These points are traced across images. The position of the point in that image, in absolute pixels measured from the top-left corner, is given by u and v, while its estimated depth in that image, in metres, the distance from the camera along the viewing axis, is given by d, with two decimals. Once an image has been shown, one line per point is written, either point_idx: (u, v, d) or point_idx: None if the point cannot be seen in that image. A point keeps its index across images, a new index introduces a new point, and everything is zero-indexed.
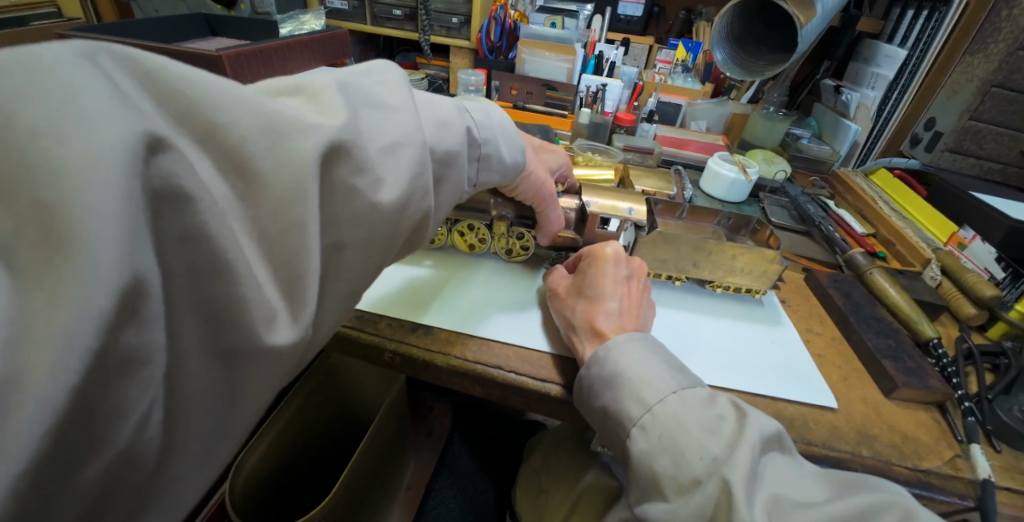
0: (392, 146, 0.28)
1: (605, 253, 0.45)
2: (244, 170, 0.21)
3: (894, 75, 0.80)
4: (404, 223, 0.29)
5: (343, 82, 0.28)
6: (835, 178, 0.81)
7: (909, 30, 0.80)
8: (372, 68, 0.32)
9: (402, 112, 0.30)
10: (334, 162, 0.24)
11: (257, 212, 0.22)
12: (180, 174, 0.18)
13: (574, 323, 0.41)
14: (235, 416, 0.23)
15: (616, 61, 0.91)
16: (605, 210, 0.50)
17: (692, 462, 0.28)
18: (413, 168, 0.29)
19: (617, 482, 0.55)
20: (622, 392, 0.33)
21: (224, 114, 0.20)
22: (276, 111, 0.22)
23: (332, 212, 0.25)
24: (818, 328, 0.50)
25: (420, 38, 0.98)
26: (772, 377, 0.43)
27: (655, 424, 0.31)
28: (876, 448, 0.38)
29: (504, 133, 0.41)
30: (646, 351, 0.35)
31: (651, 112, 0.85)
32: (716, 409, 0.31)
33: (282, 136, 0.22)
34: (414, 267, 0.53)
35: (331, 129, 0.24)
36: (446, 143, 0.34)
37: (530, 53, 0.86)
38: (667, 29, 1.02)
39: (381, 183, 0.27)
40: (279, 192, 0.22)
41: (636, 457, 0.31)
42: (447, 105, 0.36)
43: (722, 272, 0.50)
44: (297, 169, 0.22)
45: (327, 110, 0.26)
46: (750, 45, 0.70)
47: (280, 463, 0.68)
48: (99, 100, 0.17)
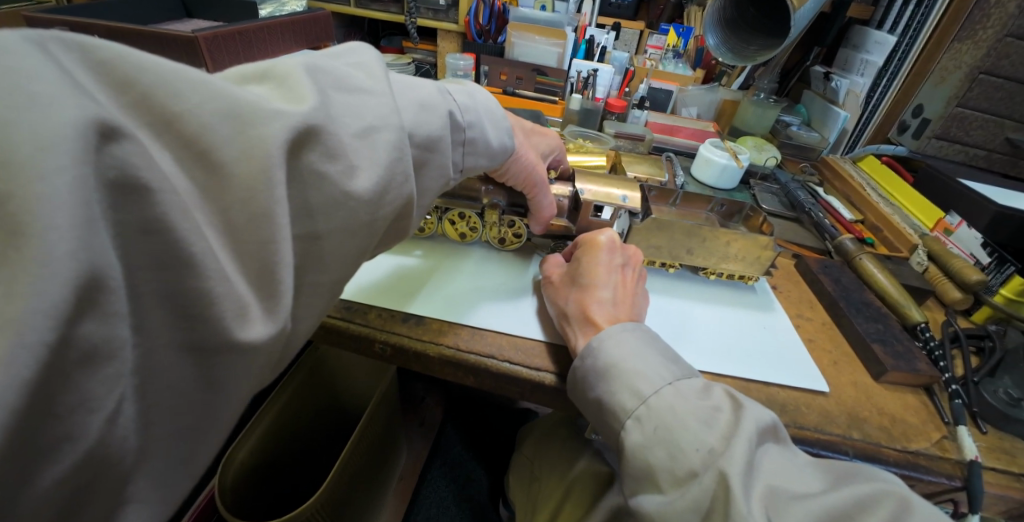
0: (367, 131, 0.26)
1: (599, 241, 0.44)
2: (208, 160, 0.19)
3: (884, 62, 0.81)
4: (382, 211, 0.28)
5: (312, 65, 0.26)
6: (824, 165, 0.81)
7: (899, 17, 0.80)
8: (343, 52, 0.30)
9: (377, 95, 0.28)
10: (304, 148, 0.23)
11: (223, 203, 0.20)
12: (140, 163, 0.17)
13: (568, 312, 0.40)
14: (213, 417, 0.22)
15: (607, 46, 0.89)
16: (599, 197, 0.49)
17: (688, 454, 0.28)
18: (391, 152, 0.27)
19: (608, 468, 0.56)
20: (615, 383, 0.32)
21: (182, 101, 0.19)
22: (238, 95, 0.20)
23: (309, 199, 0.24)
24: (808, 313, 0.50)
25: (406, 22, 0.95)
26: (766, 364, 0.43)
27: (650, 414, 0.30)
28: (866, 432, 0.38)
29: (488, 113, 0.40)
30: (640, 344, 0.34)
31: (642, 98, 0.84)
32: (711, 400, 0.31)
33: (245, 122, 0.20)
34: (402, 257, 0.51)
35: (298, 114, 0.22)
36: (427, 127, 0.32)
37: (520, 36, 0.84)
38: (659, 14, 1.01)
39: (355, 169, 0.25)
40: (245, 181, 0.20)
41: (631, 449, 0.30)
42: (429, 88, 0.34)
43: (716, 259, 0.50)
44: (261, 157, 0.20)
45: (294, 94, 0.24)
46: (742, 30, 0.68)
47: (269, 457, 0.67)
48: (45, 84, 0.15)
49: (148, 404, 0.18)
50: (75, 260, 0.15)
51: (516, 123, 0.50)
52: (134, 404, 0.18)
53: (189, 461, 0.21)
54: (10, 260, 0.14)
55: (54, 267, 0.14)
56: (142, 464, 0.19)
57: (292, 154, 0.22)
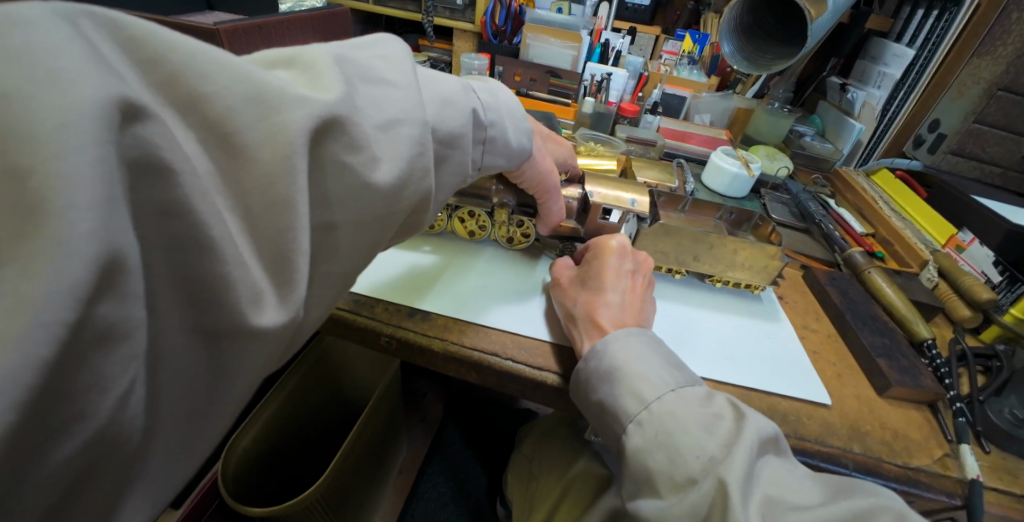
0: (389, 124, 0.27)
1: (610, 245, 0.44)
2: (230, 145, 0.20)
3: (901, 75, 0.79)
4: (400, 204, 0.28)
5: (340, 55, 0.27)
6: (836, 176, 0.80)
7: (918, 30, 0.79)
8: (370, 44, 0.31)
9: (402, 88, 0.29)
10: (326, 136, 0.23)
11: (242, 189, 0.21)
12: (160, 144, 0.17)
13: (575, 315, 0.40)
14: (223, 396, 0.23)
15: (622, 50, 0.90)
16: (608, 200, 0.50)
17: (688, 460, 0.28)
18: (412, 147, 0.28)
19: (606, 470, 0.56)
20: (620, 386, 0.33)
21: (209, 83, 0.19)
22: (266, 81, 0.21)
23: (327, 189, 0.24)
24: (814, 324, 0.50)
25: (423, 20, 0.96)
26: (769, 374, 0.43)
27: (653, 419, 0.31)
28: (867, 445, 0.38)
29: (509, 112, 0.41)
30: (645, 349, 0.35)
31: (655, 104, 0.84)
32: (713, 407, 0.31)
33: (269, 107, 0.21)
34: (411, 253, 0.52)
35: (324, 103, 0.23)
36: (449, 124, 0.33)
37: (536, 38, 0.85)
38: (675, 19, 1.01)
39: (376, 162, 0.26)
40: (265, 167, 0.21)
41: (631, 452, 0.31)
42: (453, 84, 0.35)
43: (723, 266, 0.50)
44: (284, 143, 0.21)
45: (321, 83, 0.24)
46: (758, 39, 0.68)
47: (272, 445, 0.68)
48: (75, 60, 0.16)
49: (159, 376, 0.19)
50: (96, 238, 0.15)
51: (535, 128, 0.51)
52: (147, 377, 0.19)
53: (195, 438, 0.22)
54: (31, 239, 0.14)
55: (73, 249, 0.15)
56: (152, 435, 0.20)
57: (314, 142, 0.23)
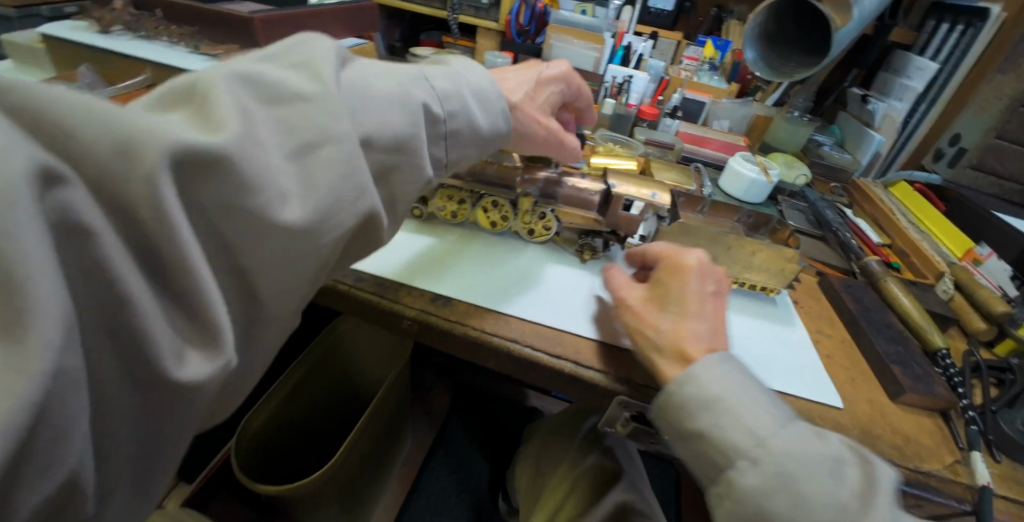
0: (304, 148, 0.26)
1: (690, 263, 0.40)
2: (118, 204, 0.19)
3: (924, 87, 0.78)
4: (329, 236, 0.27)
5: (242, 81, 0.25)
6: (853, 187, 0.80)
7: (942, 44, 0.79)
8: (290, 58, 0.29)
9: (317, 106, 0.26)
10: (215, 172, 0.21)
11: (143, 247, 0.20)
12: (78, 205, 0.18)
13: (654, 338, 0.36)
14: (165, 441, 0.24)
15: (644, 54, 0.91)
16: (631, 192, 0.51)
17: (819, 509, 0.26)
18: (335, 172, 0.26)
19: (618, 465, 0.58)
20: (727, 418, 0.30)
21: (80, 139, 0.18)
22: (140, 127, 0.20)
23: (227, 234, 0.23)
24: (828, 329, 0.51)
25: (449, 17, 1.01)
26: (781, 374, 0.44)
27: (768, 458, 0.28)
28: (878, 448, 0.38)
29: (473, 95, 0.38)
30: (746, 386, 0.32)
31: (675, 108, 0.85)
32: (832, 449, 0.29)
33: (134, 152, 0.19)
34: (435, 240, 0.54)
35: (212, 143, 0.21)
36: (389, 135, 0.31)
37: (559, 39, 0.86)
38: (698, 25, 1.06)
39: (286, 196, 0.24)
40: (153, 224, 0.20)
41: (744, 492, 0.28)
42: (394, 83, 0.33)
43: (740, 268, 0.51)
44: (162, 194, 0.19)
45: (215, 118, 0.22)
46: (782, 47, 0.69)
47: (287, 427, 0.70)
48: None
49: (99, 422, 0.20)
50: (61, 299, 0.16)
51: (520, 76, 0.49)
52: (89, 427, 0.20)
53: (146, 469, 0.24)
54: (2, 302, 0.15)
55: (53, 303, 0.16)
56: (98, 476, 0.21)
57: (204, 182, 0.21)
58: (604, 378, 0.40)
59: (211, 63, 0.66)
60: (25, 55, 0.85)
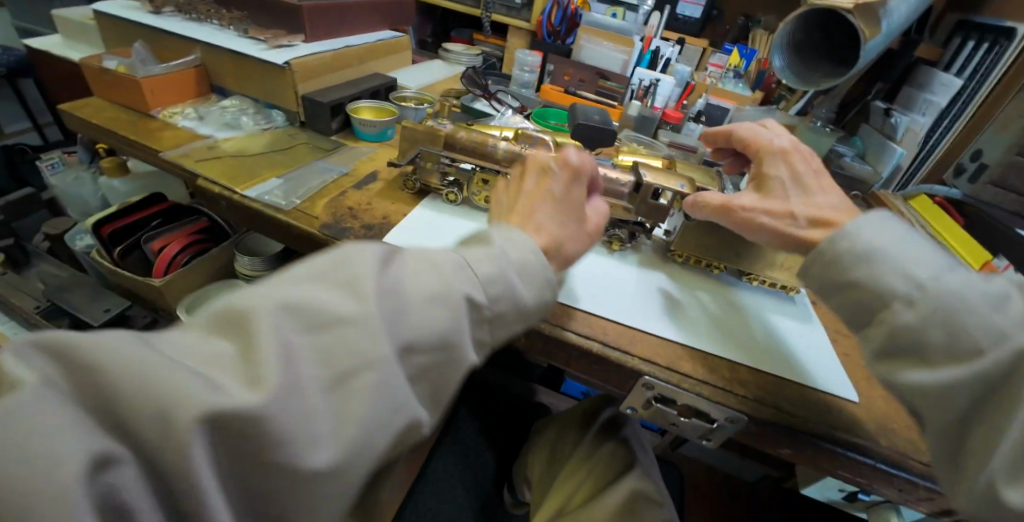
0: (338, 381, 0.23)
1: (793, 155, 0.47)
2: (158, 468, 0.19)
3: (947, 103, 0.80)
4: (360, 471, 0.24)
5: (285, 306, 0.24)
6: (873, 198, 0.81)
7: (967, 61, 0.81)
8: (346, 255, 0.28)
9: (354, 324, 0.24)
10: (244, 436, 0.20)
11: (177, 504, 0.20)
12: (127, 485, 0.18)
13: (796, 218, 0.42)
14: None
15: (671, 59, 0.95)
16: (660, 181, 0.52)
17: (975, 336, 0.29)
18: (365, 406, 0.23)
19: (632, 455, 0.60)
20: (883, 265, 0.33)
21: (128, 405, 0.19)
22: (180, 390, 0.19)
23: (256, 482, 0.21)
24: (845, 330, 0.52)
25: (482, 15, 1.05)
26: (797, 366, 0.45)
27: (929, 301, 0.31)
28: (893, 441, 0.40)
29: (523, 269, 0.33)
30: (900, 233, 0.35)
31: (700, 112, 0.87)
32: (996, 289, 0.31)
33: (171, 423, 0.19)
34: (470, 224, 0.57)
35: (238, 406, 0.20)
36: (428, 337, 0.27)
37: (589, 40, 0.90)
38: (725, 33, 1.11)
39: (318, 441, 0.22)
40: (188, 488, 0.19)
41: (900, 330, 0.31)
42: (438, 273, 0.29)
43: (761, 266, 0.52)
44: (188, 466, 0.19)
45: (254, 365, 0.22)
46: (810, 58, 0.70)
47: None
48: (47, 432, 0.17)
49: None
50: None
51: (542, 177, 0.43)
52: None
53: None
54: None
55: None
56: None
57: (232, 443, 0.20)
58: (630, 358, 0.43)
59: (260, 48, 0.70)
60: (77, 31, 0.89)
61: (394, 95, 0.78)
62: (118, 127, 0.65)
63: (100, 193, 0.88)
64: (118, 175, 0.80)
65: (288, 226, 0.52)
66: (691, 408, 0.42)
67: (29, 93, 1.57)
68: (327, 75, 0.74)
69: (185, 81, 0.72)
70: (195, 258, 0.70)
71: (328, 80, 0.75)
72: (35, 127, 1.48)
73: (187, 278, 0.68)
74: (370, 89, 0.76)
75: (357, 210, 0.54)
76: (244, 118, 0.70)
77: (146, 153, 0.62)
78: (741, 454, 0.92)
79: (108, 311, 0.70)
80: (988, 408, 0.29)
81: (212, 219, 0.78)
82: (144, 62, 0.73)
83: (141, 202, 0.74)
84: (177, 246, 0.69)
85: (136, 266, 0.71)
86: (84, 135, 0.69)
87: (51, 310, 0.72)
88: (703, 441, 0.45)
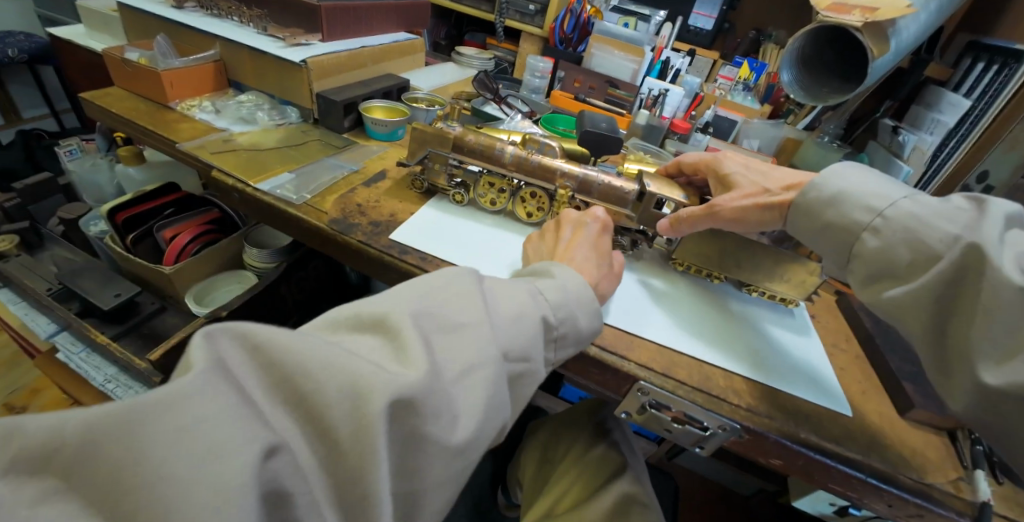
0: (465, 372, 0.28)
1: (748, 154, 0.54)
2: (330, 438, 0.22)
3: (955, 123, 0.81)
4: (473, 454, 0.28)
5: (416, 310, 0.29)
6: None
7: (977, 83, 0.81)
8: (447, 276, 0.34)
9: (473, 326, 0.30)
10: (411, 412, 0.24)
11: (337, 478, 0.22)
12: (285, 474, 0.20)
13: (770, 192, 0.48)
14: None
15: (681, 70, 0.96)
16: (664, 192, 0.53)
17: (932, 244, 0.34)
18: (485, 392, 0.28)
19: (622, 458, 0.61)
20: (848, 204, 0.40)
21: (312, 384, 0.22)
22: (359, 370, 0.23)
23: (404, 456, 0.24)
24: (843, 344, 0.53)
25: (496, 20, 1.07)
26: (791, 377, 0.46)
27: (889, 225, 0.37)
28: (885, 456, 0.40)
29: (580, 301, 0.39)
30: (862, 177, 0.42)
31: (707, 124, 0.87)
32: (951, 203, 0.36)
33: (361, 398, 0.22)
34: (476, 224, 0.58)
35: (405, 383, 0.23)
36: (520, 343, 0.32)
37: (600, 49, 0.91)
38: (735, 46, 1.10)
39: (456, 422, 0.26)
40: (355, 460, 0.22)
41: (870, 253, 0.38)
42: (521, 297, 0.35)
43: (760, 276, 0.53)
44: (367, 438, 0.22)
45: (405, 353, 0.26)
46: (819, 73, 0.71)
47: None
48: (228, 419, 0.19)
49: None
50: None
51: (575, 231, 0.49)
52: None
53: None
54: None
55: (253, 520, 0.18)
56: None
57: (397, 422, 0.23)
58: (625, 362, 0.44)
59: (278, 45, 0.72)
60: (100, 22, 0.91)
61: (406, 96, 0.79)
62: (137, 117, 0.67)
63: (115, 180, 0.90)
64: (134, 163, 0.82)
65: (297, 220, 0.53)
66: (684, 414, 0.43)
67: (48, 79, 1.59)
68: (341, 74, 0.75)
69: (203, 74, 0.74)
70: (205, 248, 0.71)
71: (342, 79, 0.76)
72: (55, 113, 1.52)
73: (197, 267, 0.70)
74: (383, 89, 0.77)
75: (366, 207, 0.56)
76: (260, 113, 0.72)
77: (163, 143, 0.64)
78: (736, 466, 0.92)
79: (116, 297, 0.68)
80: (957, 316, 0.33)
81: (223, 211, 0.80)
82: (165, 55, 0.74)
83: (155, 191, 0.76)
84: (188, 236, 0.70)
85: (147, 253, 0.72)
86: (104, 123, 0.71)
87: (61, 293, 0.72)
88: (695, 448, 0.45)
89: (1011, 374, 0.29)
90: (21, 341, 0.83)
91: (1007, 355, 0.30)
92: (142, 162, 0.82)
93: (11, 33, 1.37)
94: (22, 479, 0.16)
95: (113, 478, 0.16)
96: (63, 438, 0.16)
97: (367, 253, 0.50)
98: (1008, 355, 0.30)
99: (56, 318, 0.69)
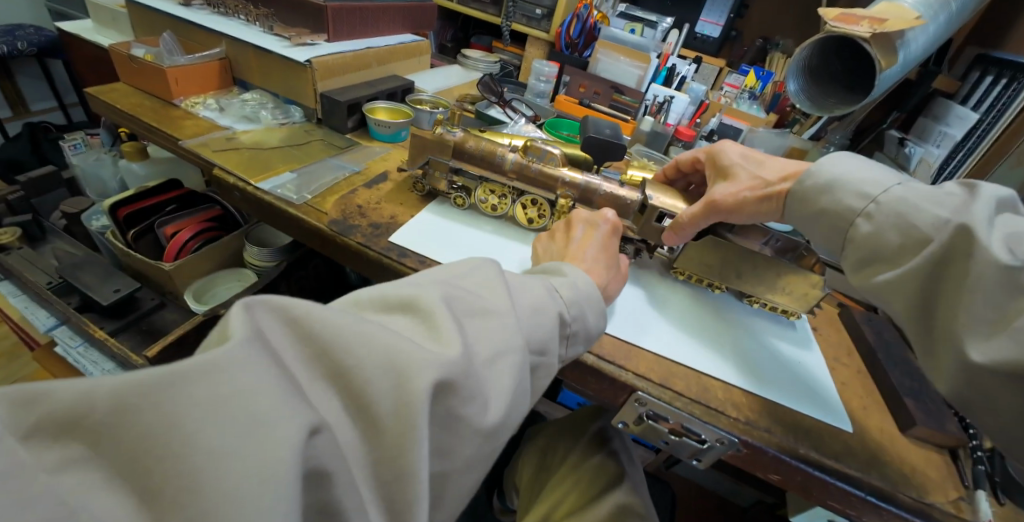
0: (494, 357, 0.28)
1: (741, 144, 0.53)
2: (369, 416, 0.21)
3: (962, 136, 0.80)
4: (498, 441, 0.28)
5: (447, 295, 0.28)
6: None
7: (986, 96, 0.80)
8: (468, 267, 0.34)
9: (499, 313, 0.30)
10: (448, 393, 0.24)
11: (375, 456, 0.21)
12: (327, 454, 0.19)
13: (767, 180, 0.47)
14: None
15: (686, 77, 0.96)
16: (665, 206, 0.53)
17: (921, 227, 0.34)
18: (512, 379, 0.28)
19: (620, 467, 0.60)
20: (841, 190, 0.40)
21: (351, 361, 0.22)
22: (399, 348, 0.22)
23: (437, 438, 0.24)
24: (845, 359, 0.52)
25: (502, 24, 1.07)
26: (789, 390, 0.45)
27: (881, 210, 0.37)
28: (885, 473, 0.39)
29: (590, 299, 0.38)
30: (857, 163, 0.41)
31: (711, 131, 0.87)
32: (944, 189, 0.36)
33: (401, 374, 0.22)
34: (474, 230, 0.57)
35: (444, 363, 0.23)
36: (540, 335, 0.32)
37: (606, 55, 0.91)
38: (743, 54, 1.11)
39: (486, 405, 0.26)
40: (395, 439, 0.21)
41: (863, 237, 0.38)
42: (538, 289, 0.35)
43: (762, 288, 0.52)
44: (408, 416, 0.21)
45: (439, 335, 0.25)
46: (826, 82, 0.70)
47: None
48: (267, 392, 0.18)
49: None
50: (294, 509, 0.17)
51: (585, 231, 0.49)
52: None
53: None
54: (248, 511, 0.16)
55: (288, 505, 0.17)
56: None
57: (434, 401, 0.23)
58: (623, 372, 0.43)
59: (284, 44, 0.72)
60: (108, 18, 0.92)
61: (410, 98, 0.79)
62: (141, 113, 0.67)
63: (118, 176, 0.90)
64: (137, 159, 0.82)
65: (297, 220, 0.53)
66: (682, 426, 0.42)
67: (56, 73, 1.60)
68: (346, 74, 0.75)
69: (208, 72, 0.74)
70: (206, 245, 0.71)
71: (347, 79, 0.76)
72: (61, 107, 1.53)
73: (198, 264, 0.70)
74: (387, 91, 0.77)
75: (366, 208, 0.55)
76: (263, 111, 0.72)
77: (166, 140, 0.64)
78: (734, 476, 0.91)
79: (116, 291, 0.68)
80: (947, 298, 0.33)
81: (224, 208, 0.80)
82: (170, 52, 0.75)
83: (157, 187, 0.76)
84: (189, 232, 0.70)
85: (148, 249, 0.72)
86: (108, 118, 0.71)
87: (62, 287, 0.73)
88: (693, 461, 0.45)
89: (996, 351, 0.29)
90: (21, 333, 0.83)
91: (993, 330, 0.30)
92: (145, 158, 0.82)
93: (21, 26, 1.38)
94: (45, 445, 0.15)
95: (145, 445, 0.16)
96: (92, 403, 0.16)
97: (367, 255, 0.50)
98: (995, 331, 0.30)
99: (55, 312, 0.69)
